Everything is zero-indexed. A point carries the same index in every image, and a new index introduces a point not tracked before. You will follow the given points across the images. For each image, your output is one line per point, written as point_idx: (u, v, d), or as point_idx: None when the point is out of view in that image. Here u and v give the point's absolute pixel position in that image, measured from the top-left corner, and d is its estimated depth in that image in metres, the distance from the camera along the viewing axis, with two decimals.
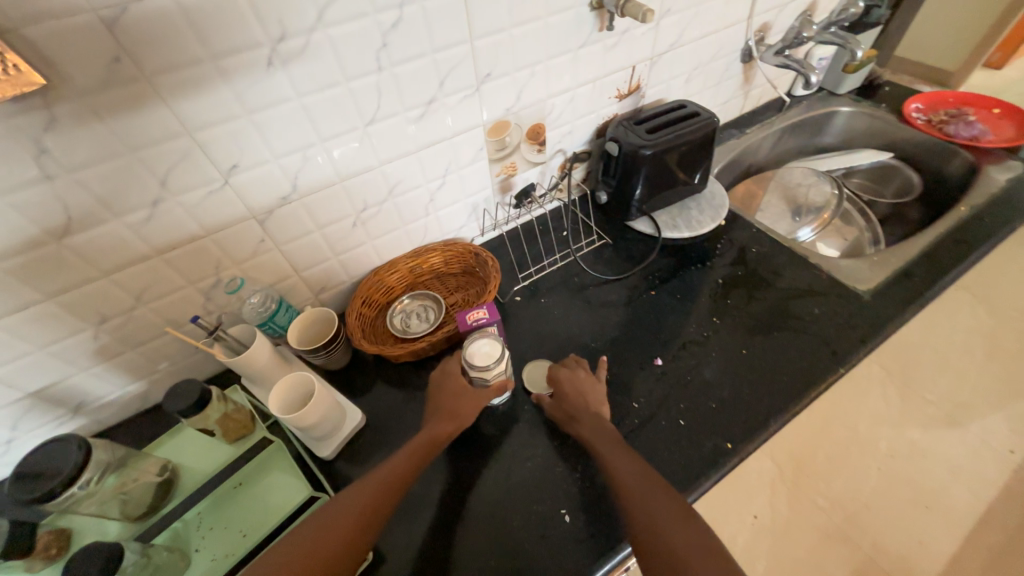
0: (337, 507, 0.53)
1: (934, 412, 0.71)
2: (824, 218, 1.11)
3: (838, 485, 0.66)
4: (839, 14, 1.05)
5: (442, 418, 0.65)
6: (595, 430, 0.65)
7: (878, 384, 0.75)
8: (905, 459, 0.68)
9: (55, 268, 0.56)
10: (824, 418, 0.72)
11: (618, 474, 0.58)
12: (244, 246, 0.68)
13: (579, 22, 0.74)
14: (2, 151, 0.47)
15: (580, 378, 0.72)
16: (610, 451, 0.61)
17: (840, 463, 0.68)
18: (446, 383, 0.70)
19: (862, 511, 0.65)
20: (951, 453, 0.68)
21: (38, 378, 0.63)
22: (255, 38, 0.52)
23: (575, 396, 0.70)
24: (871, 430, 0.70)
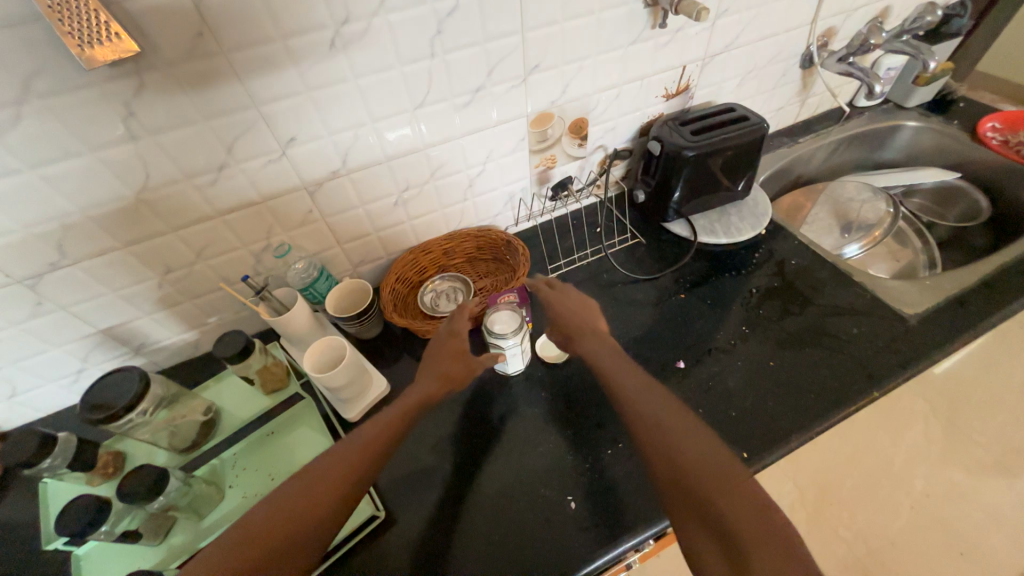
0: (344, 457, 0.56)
1: (980, 456, 0.87)
2: (874, 237, 1.07)
3: (861, 519, 0.88)
4: (911, 22, 0.97)
5: (434, 379, 0.67)
6: (642, 392, 0.60)
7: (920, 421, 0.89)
8: (935, 495, 0.86)
9: (131, 220, 0.63)
10: (860, 453, 0.89)
11: (677, 444, 0.53)
12: (295, 215, 0.73)
13: (632, 19, 0.75)
14: (100, 112, 0.53)
15: (579, 306, 0.74)
16: (662, 417, 0.56)
17: (866, 492, 0.88)
18: (447, 345, 0.71)
19: (883, 544, 0.87)
20: (997, 501, 0.85)
21: (108, 318, 0.70)
22: (322, 20, 0.56)
23: (572, 320, 0.73)
24: (907, 468, 0.88)
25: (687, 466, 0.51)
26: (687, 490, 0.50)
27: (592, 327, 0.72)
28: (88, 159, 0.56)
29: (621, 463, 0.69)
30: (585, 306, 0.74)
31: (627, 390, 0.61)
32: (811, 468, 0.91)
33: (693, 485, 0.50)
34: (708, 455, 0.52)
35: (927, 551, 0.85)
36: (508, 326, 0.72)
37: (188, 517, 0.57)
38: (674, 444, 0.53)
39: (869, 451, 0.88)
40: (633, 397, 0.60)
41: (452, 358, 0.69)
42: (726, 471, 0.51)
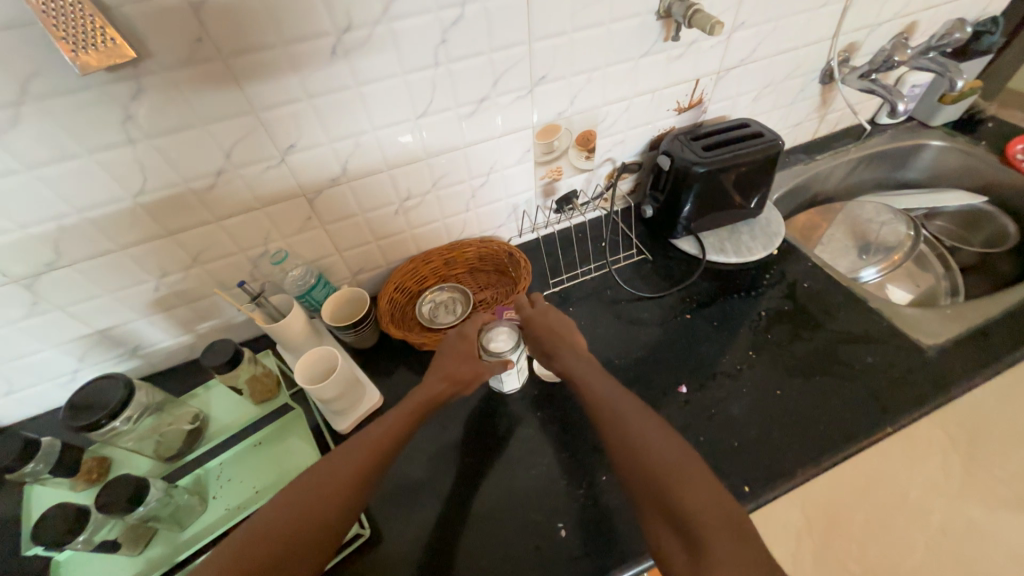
0: (338, 468, 0.54)
1: None
2: (893, 260, 1.02)
3: None
4: (940, 39, 0.92)
5: (440, 380, 0.66)
6: (623, 405, 0.58)
7: None
8: None
9: (129, 223, 0.62)
10: None
11: (655, 458, 0.51)
12: (293, 222, 0.72)
13: (643, 30, 0.72)
14: (98, 114, 0.52)
15: (555, 322, 0.72)
16: (642, 430, 0.54)
17: None
18: (457, 347, 0.70)
19: None
20: None
21: (105, 319, 0.70)
22: (323, 27, 0.55)
23: (547, 338, 0.70)
24: None
25: (664, 479, 0.49)
26: (648, 481, 0.50)
27: (566, 348, 0.68)
28: (86, 160, 0.55)
29: (617, 490, 0.66)
30: (563, 325, 0.72)
31: (607, 402, 0.59)
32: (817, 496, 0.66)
33: (651, 472, 0.50)
34: (688, 468, 0.50)
35: None
36: (508, 338, 0.70)
37: (169, 527, 0.57)
38: (652, 459, 0.51)
39: None
40: (613, 409, 0.58)
41: (460, 360, 0.69)
42: (680, 455, 0.51)
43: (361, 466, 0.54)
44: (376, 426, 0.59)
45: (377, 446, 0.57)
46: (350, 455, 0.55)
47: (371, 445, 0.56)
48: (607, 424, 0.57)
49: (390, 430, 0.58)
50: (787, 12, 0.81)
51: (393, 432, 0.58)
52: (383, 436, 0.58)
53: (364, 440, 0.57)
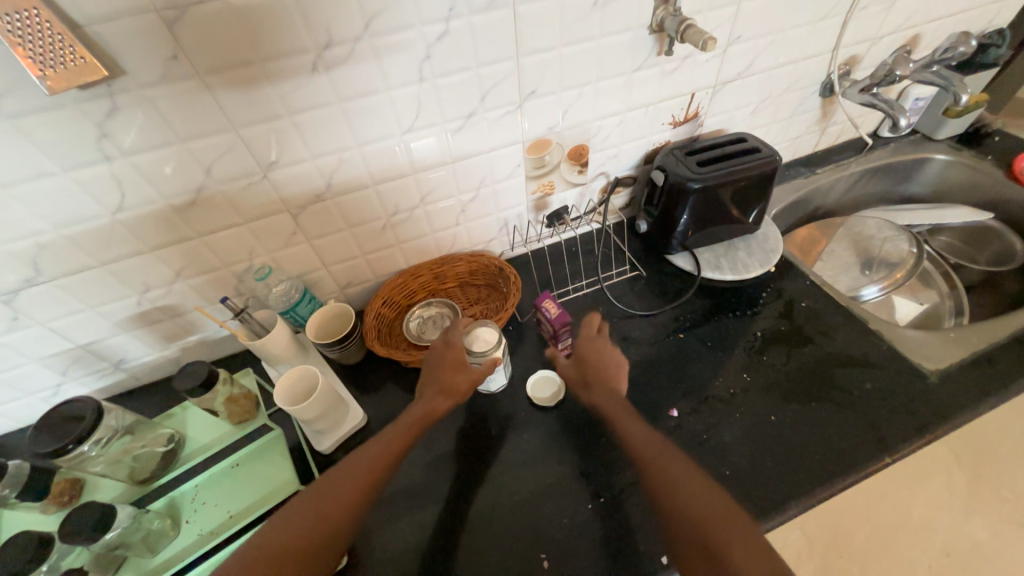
0: (335, 488, 0.52)
1: None
2: (895, 277, 0.98)
3: None
4: (943, 53, 0.91)
5: (436, 394, 0.64)
6: (659, 453, 0.56)
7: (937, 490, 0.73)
8: None
9: (108, 239, 0.61)
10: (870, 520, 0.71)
11: (693, 511, 0.49)
12: (277, 237, 0.71)
13: (635, 45, 0.71)
14: (72, 132, 0.52)
15: (601, 348, 0.71)
16: (665, 462, 0.55)
17: None
18: (447, 357, 0.67)
19: None
20: None
21: (87, 334, 0.70)
22: (302, 44, 0.54)
23: (594, 367, 0.69)
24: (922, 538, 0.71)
25: (708, 531, 0.47)
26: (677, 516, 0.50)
27: (602, 377, 0.68)
28: (60, 178, 0.54)
29: (604, 519, 0.64)
30: (606, 347, 0.71)
31: (643, 449, 0.57)
32: (823, 519, 0.65)
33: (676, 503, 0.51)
34: (715, 504, 0.50)
35: None
36: (490, 338, 0.69)
37: (142, 554, 0.55)
38: (680, 496, 0.51)
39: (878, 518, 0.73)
40: (649, 455, 0.56)
41: (453, 370, 0.66)
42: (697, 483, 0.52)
43: (360, 485, 0.53)
44: (372, 445, 0.58)
45: (376, 463, 0.55)
46: (347, 474, 0.54)
47: (369, 463, 0.55)
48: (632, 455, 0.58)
49: (387, 448, 0.57)
50: (785, 25, 0.79)
51: (391, 451, 0.57)
52: (381, 454, 0.56)
53: (363, 458, 0.56)
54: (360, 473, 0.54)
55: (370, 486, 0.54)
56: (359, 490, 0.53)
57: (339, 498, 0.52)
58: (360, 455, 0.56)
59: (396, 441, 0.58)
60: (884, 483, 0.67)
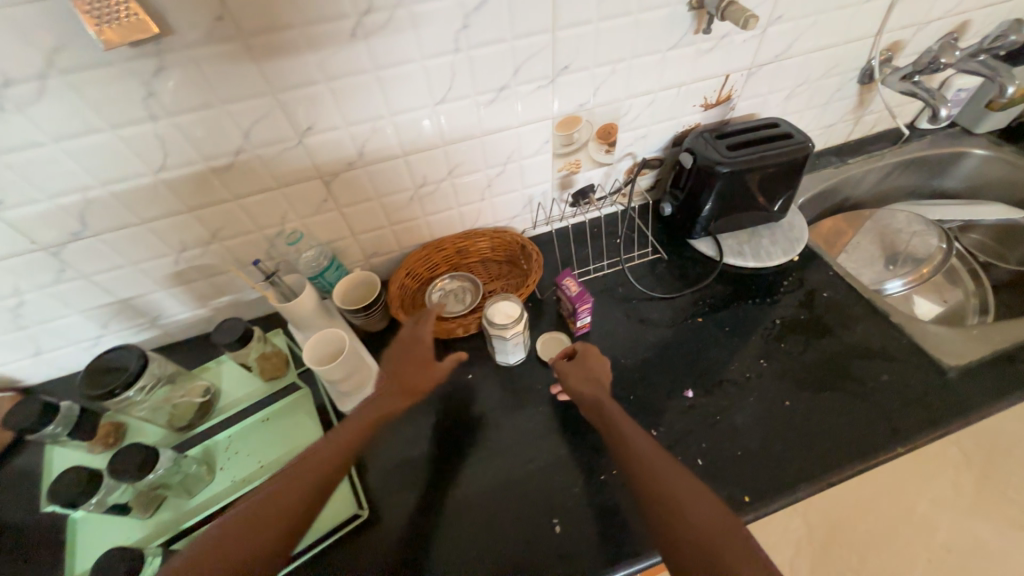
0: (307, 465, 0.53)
1: None
2: (921, 273, 0.98)
3: None
4: (992, 41, 0.87)
5: (394, 390, 0.61)
6: (665, 472, 0.54)
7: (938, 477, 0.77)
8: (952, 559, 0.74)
9: (150, 198, 0.64)
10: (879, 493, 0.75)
11: (696, 528, 0.48)
12: (308, 203, 0.73)
13: (673, 22, 0.70)
14: (120, 89, 0.53)
15: (595, 368, 0.69)
16: (662, 465, 0.55)
17: None
18: (414, 351, 0.66)
19: None
20: None
21: (127, 289, 0.73)
22: (343, 9, 0.54)
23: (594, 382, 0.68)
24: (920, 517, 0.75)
25: (713, 553, 0.46)
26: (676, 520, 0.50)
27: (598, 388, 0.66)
28: (108, 135, 0.56)
29: (614, 490, 0.66)
30: (599, 368, 0.70)
31: (645, 462, 0.55)
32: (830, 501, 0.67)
33: (677, 507, 0.50)
34: (713, 515, 0.50)
35: None
36: (512, 312, 0.71)
37: (180, 494, 0.59)
38: (680, 503, 0.51)
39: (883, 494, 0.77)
40: (649, 464, 0.55)
41: (416, 366, 0.64)
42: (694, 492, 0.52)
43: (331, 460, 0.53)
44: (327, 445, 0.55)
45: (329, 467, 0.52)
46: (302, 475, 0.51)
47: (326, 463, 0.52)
48: (626, 454, 0.57)
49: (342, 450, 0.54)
50: (828, 6, 0.77)
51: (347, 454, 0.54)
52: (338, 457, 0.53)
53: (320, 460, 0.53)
54: (317, 472, 0.52)
55: (323, 490, 0.51)
56: (309, 493, 0.50)
57: (288, 500, 0.49)
58: (316, 455, 0.53)
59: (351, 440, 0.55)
60: (890, 471, 0.68)
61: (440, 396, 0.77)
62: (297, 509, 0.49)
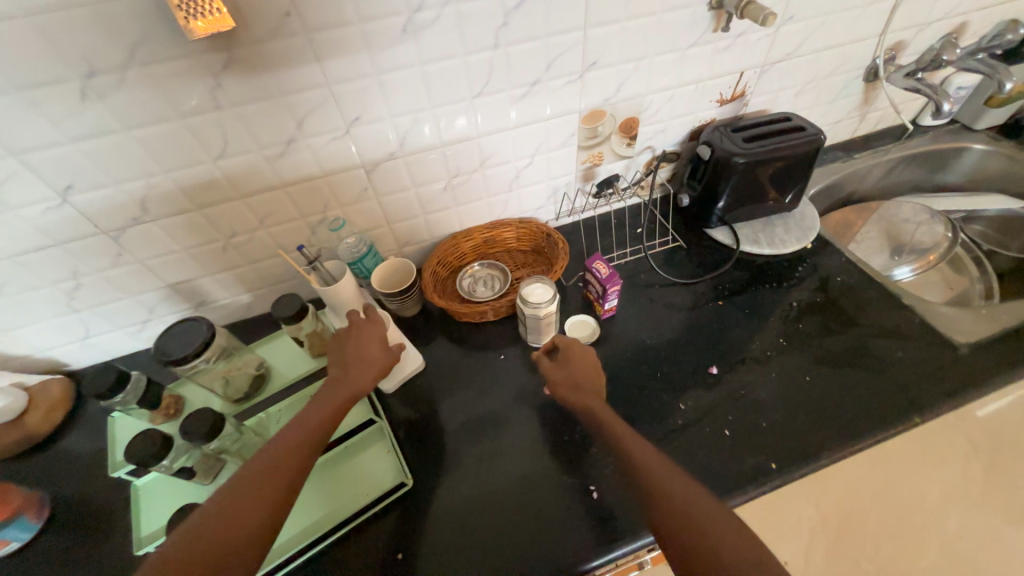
0: (287, 445, 0.55)
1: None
2: (928, 260, 1.04)
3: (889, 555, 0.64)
4: (990, 40, 0.92)
5: (363, 369, 0.63)
6: (699, 500, 0.51)
7: (960, 458, 0.68)
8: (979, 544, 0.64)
9: (207, 185, 0.68)
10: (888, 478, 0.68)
11: (668, 494, 0.52)
12: (350, 192, 0.77)
13: (694, 21, 0.75)
14: (191, 80, 0.57)
15: (581, 360, 0.69)
16: (631, 439, 0.58)
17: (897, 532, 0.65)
18: (374, 328, 0.67)
19: None
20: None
21: (176, 274, 0.77)
22: (396, 7, 0.59)
23: (586, 382, 0.67)
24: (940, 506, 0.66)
25: (682, 516, 0.50)
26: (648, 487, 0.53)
27: (590, 386, 0.67)
28: (175, 123, 0.60)
29: None
30: (585, 357, 0.70)
31: (617, 435, 0.59)
32: (838, 488, 0.68)
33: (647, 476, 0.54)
34: (678, 480, 0.53)
35: None
36: (546, 291, 0.75)
37: (235, 462, 0.63)
38: (650, 472, 0.54)
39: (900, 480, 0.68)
40: (625, 436, 0.59)
41: (379, 344, 0.66)
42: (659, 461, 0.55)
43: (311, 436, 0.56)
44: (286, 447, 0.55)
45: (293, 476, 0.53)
46: (260, 484, 0.51)
47: (287, 471, 0.53)
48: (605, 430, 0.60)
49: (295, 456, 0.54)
50: (837, 8, 0.82)
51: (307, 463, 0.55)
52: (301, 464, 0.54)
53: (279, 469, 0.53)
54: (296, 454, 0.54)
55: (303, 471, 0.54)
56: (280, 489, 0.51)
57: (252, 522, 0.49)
58: (275, 457, 0.53)
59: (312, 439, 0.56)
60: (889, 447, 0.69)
61: (475, 376, 0.81)
62: (267, 517, 0.50)
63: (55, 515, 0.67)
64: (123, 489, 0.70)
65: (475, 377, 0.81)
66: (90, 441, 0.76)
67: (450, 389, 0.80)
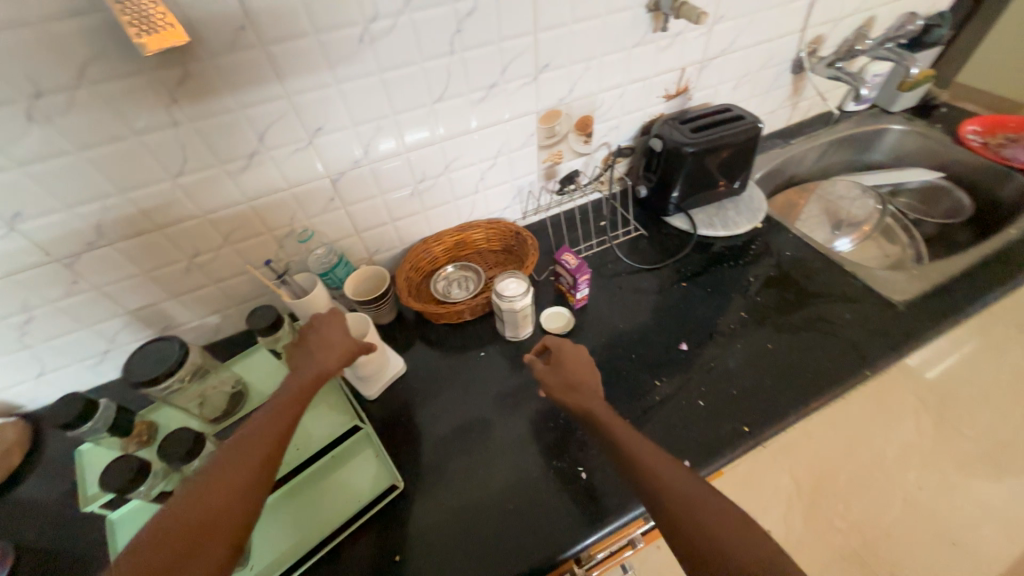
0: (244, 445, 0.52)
1: (970, 448, 0.74)
2: (863, 231, 1.13)
3: (858, 510, 0.72)
4: (897, 29, 1.07)
5: (324, 354, 0.61)
6: (686, 479, 0.52)
7: (912, 416, 0.76)
8: (931, 492, 0.72)
9: (166, 203, 0.66)
10: (850, 444, 0.75)
11: (659, 474, 0.52)
12: (317, 203, 0.77)
13: (635, 23, 0.80)
14: (146, 97, 0.57)
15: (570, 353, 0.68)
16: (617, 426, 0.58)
17: (863, 488, 0.73)
18: (331, 315, 0.65)
19: (880, 537, 0.71)
20: (987, 496, 0.71)
21: (137, 299, 0.74)
22: (352, 17, 0.61)
23: (573, 372, 0.66)
24: (899, 461, 0.74)
25: (676, 498, 0.50)
26: (641, 470, 0.53)
27: (580, 374, 0.66)
28: (131, 141, 0.59)
29: None
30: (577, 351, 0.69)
31: (605, 422, 0.59)
32: (807, 459, 0.75)
33: (638, 461, 0.54)
34: (666, 461, 0.54)
35: (923, 551, 0.70)
36: (519, 285, 0.77)
37: None
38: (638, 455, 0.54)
39: (858, 441, 0.75)
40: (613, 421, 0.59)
41: (337, 329, 0.64)
42: (644, 442, 0.56)
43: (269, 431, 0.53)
44: (242, 445, 0.52)
45: (251, 477, 0.50)
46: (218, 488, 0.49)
47: (243, 472, 0.50)
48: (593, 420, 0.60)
49: (251, 456, 0.51)
50: (761, 7, 0.90)
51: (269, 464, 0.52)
52: (258, 463, 0.51)
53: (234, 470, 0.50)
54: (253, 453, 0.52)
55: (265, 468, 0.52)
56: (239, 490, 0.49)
57: (212, 528, 0.47)
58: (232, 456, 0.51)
59: (270, 434, 0.53)
60: (847, 409, 0.78)
61: (457, 376, 0.82)
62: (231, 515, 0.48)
63: (17, 565, 0.63)
64: (93, 529, 0.66)
65: (457, 376, 0.82)
66: (50, 485, 0.71)
67: (433, 391, 0.81)
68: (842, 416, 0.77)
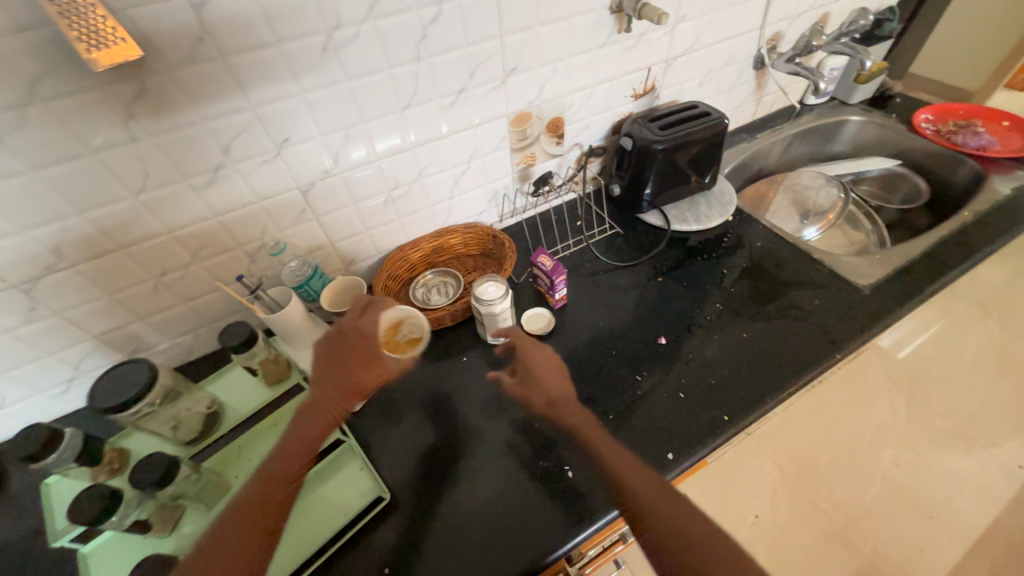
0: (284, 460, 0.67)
1: (940, 424, 0.78)
2: (829, 219, 1.16)
3: (839, 491, 0.75)
4: (848, 25, 1.08)
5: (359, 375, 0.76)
6: (660, 493, 0.59)
7: (886, 395, 0.79)
8: (906, 469, 0.76)
9: (129, 221, 0.64)
10: (829, 426, 0.77)
11: (638, 490, 0.60)
12: (288, 215, 0.75)
13: (600, 23, 0.81)
14: (102, 114, 0.55)
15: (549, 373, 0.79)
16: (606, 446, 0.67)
17: (840, 470, 0.76)
18: (360, 343, 0.76)
19: (862, 514, 0.75)
20: (949, 464, 0.76)
21: (102, 323, 0.71)
22: (315, 25, 0.60)
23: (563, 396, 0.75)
24: (875, 440, 0.76)
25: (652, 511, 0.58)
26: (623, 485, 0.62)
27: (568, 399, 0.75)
28: (88, 160, 0.57)
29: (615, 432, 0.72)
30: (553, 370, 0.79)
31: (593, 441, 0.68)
32: (790, 443, 0.76)
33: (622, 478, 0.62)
34: (645, 475, 0.62)
35: (900, 522, 0.74)
36: (497, 288, 0.77)
37: (195, 506, 0.63)
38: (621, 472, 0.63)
39: (834, 423, 0.78)
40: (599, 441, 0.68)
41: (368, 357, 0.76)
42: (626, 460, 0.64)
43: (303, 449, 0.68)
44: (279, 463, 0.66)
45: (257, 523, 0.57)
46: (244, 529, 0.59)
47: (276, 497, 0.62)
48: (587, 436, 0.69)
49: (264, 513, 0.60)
50: (720, 6, 0.92)
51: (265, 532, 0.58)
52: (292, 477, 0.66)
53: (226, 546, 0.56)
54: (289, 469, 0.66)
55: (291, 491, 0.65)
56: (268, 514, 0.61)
57: None
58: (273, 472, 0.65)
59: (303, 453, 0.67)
60: (828, 391, 0.79)
61: (440, 383, 0.81)
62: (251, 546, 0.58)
63: None
64: (63, 565, 0.63)
65: (440, 383, 0.82)
66: (15, 522, 0.68)
67: (416, 399, 0.80)
68: (826, 401, 0.79)
